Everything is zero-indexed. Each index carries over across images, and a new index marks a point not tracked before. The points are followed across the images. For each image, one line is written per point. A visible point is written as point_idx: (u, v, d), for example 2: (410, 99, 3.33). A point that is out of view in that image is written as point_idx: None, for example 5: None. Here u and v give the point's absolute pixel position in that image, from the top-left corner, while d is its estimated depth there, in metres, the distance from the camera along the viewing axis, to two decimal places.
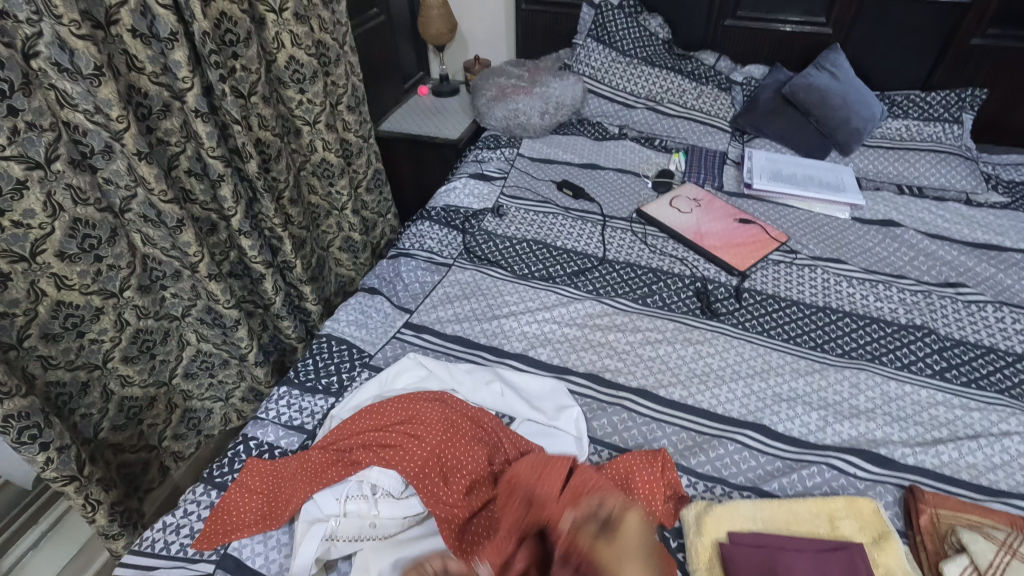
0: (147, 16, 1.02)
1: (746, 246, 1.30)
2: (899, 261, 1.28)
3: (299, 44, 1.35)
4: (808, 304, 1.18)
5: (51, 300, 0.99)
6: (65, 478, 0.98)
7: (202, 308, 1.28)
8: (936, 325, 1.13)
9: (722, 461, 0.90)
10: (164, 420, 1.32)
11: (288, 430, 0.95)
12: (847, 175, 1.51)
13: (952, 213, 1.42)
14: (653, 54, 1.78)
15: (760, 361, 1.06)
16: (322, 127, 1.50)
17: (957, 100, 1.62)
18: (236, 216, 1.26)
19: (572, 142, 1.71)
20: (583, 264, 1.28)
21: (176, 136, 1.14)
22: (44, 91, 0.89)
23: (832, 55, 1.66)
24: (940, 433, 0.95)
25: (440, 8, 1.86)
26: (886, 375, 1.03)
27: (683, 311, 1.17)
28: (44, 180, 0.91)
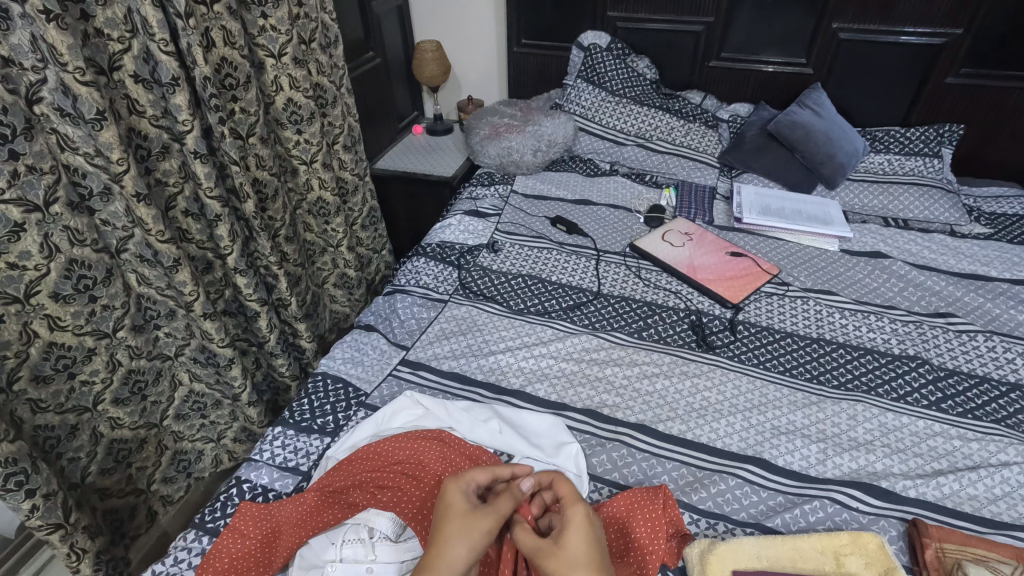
0: (150, 62, 1.05)
1: (737, 279, 1.32)
2: (889, 291, 1.30)
3: (297, 87, 1.39)
4: (802, 336, 1.19)
5: (43, 342, 0.98)
6: (51, 526, 0.94)
7: (196, 347, 1.28)
8: (928, 355, 1.14)
9: (723, 497, 0.89)
10: (154, 462, 1.29)
11: (282, 471, 0.93)
12: (834, 209, 1.55)
13: (938, 244, 1.45)
14: (641, 93, 1.83)
15: (756, 395, 1.06)
16: (318, 166, 1.52)
17: (936, 136, 1.68)
18: (231, 254, 1.26)
19: (565, 178, 1.74)
20: (578, 298, 1.29)
21: (175, 177, 1.16)
22: (46, 135, 0.91)
23: (814, 94, 1.72)
24: (940, 464, 0.94)
25: (435, 51, 1.92)
26: (882, 406, 1.04)
27: (679, 344, 1.18)
28: (42, 222, 0.92)
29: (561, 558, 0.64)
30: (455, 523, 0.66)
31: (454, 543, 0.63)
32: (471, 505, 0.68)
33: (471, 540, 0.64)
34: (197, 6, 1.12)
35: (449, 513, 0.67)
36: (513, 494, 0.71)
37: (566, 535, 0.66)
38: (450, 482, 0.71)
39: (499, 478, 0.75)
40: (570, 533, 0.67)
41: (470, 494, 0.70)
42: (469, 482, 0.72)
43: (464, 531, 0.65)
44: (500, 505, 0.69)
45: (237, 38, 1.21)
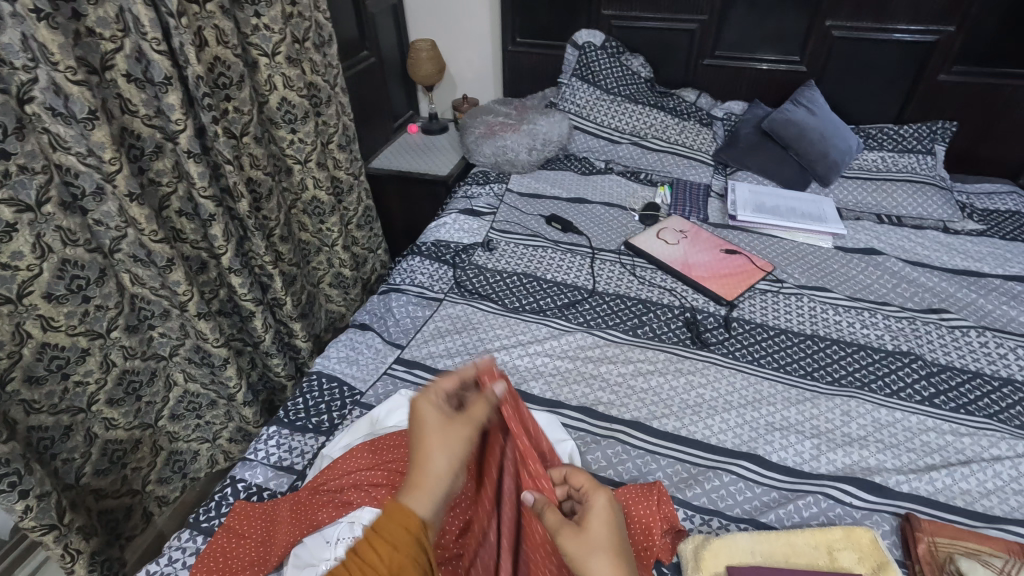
0: (142, 61, 1.05)
1: (732, 277, 1.32)
2: (883, 288, 1.31)
3: (291, 86, 1.39)
4: (796, 332, 1.19)
5: (36, 343, 0.98)
6: (44, 527, 0.93)
7: (190, 347, 1.27)
8: (921, 351, 1.14)
9: (718, 493, 0.89)
10: (149, 463, 1.29)
11: (277, 470, 0.93)
12: (828, 206, 1.55)
13: (931, 241, 1.46)
14: (636, 92, 1.83)
15: (751, 392, 1.06)
16: (313, 165, 1.52)
17: (929, 133, 1.69)
18: (225, 254, 1.26)
19: (560, 176, 1.74)
20: (573, 296, 1.29)
21: (168, 176, 1.16)
22: (38, 134, 0.91)
23: (808, 92, 1.72)
24: (933, 459, 0.95)
25: (429, 50, 1.91)
26: (876, 402, 1.04)
27: (674, 341, 1.18)
28: (34, 222, 0.92)
29: (585, 541, 0.61)
30: (437, 438, 0.64)
31: (437, 454, 0.62)
32: (448, 416, 0.67)
33: (451, 452, 0.63)
34: (190, 5, 1.11)
35: (425, 433, 0.64)
36: (486, 402, 0.70)
37: (588, 518, 0.64)
38: (419, 396, 0.67)
39: (469, 382, 0.74)
40: (592, 519, 0.64)
41: (445, 405, 0.68)
42: (438, 394, 0.69)
43: (440, 448, 0.63)
44: (473, 413, 0.68)
45: (230, 37, 1.21)
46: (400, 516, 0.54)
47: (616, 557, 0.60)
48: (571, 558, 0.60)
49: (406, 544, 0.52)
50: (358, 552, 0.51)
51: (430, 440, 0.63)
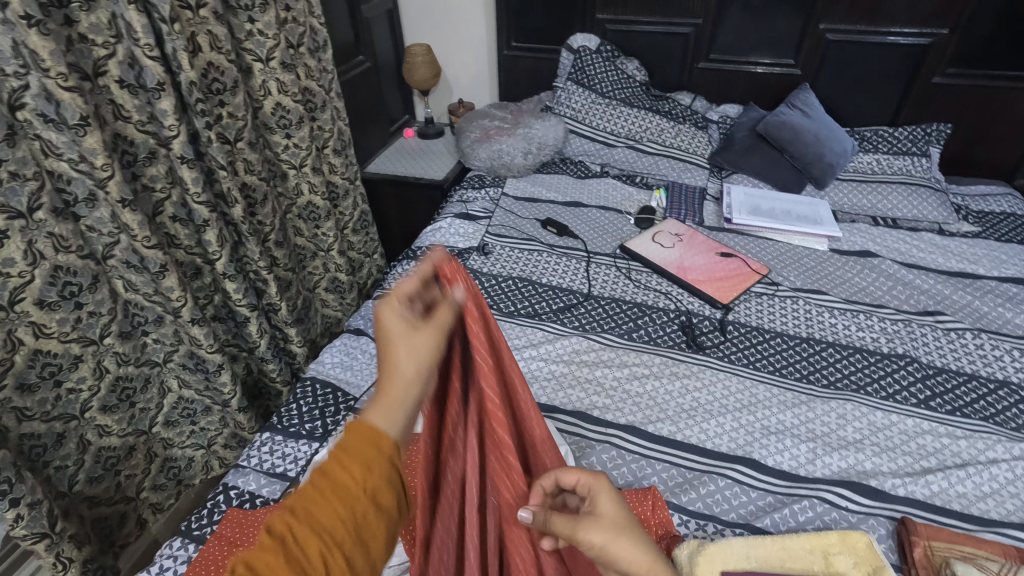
0: (135, 67, 1.05)
1: (728, 280, 1.32)
2: (878, 290, 1.31)
3: (285, 92, 1.39)
4: (792, 336, 1.19)
5: (28, 350, 0.97)
6: (36, 536, 0.92)
7: (184, 353, 1.27)
8: (917, 353, 1.14)
9: (713, 497, 0.89)
10: (142, 470, 1.28)
11: (270, 477, 0.93)
12: (823, 208, 1.55)
13: (926, 243, 1.46)
14: (631, 95, 1.84)
15: (746, 395, 1.06)
16: (308, 170, 1.52)
17: (923, 135, 1.69)
18: (220, 260, 1.26)
19: (556, 180, 1.74)
20: (568, 300, 1.29)
21: (162, 182, 1.16)
22: (29, 141, 0.90)
23: (803, 95, 1.73)
24: (928, 462, 0.95)
25: (425, 54, 1.92)
26: (872, 405, 1.04)
27: (669, 345, 1.18)
28: (25, 229, 0.91)
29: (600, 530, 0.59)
30: (405, 347, 0.60)
31: (403, 360, 0.59)
32: (412, 324, 0.62)
33: (422, 361, 0.60)
34: (182, 11, 1.11)
35: (388, 336, 0.61)
36: (451, 306, 0.65)
37: (597, 505, 0.61)
38: (382, 301, 0.62)
39: (429, 280, 0.69)
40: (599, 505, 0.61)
41: (410, 315, 0.63)
42: (399, 297, 0.65)
43: (403, 354, 0.59)
44: (438, 319, 0.64)
45: (224, 43, 1.20)
46: (365, 436, 0.52)
47: (635, 534, 0.59)
48: (597, 550, 0.58)
49: (375, 462, 0.51)
50: (315, 478, 0.49)
51: (398, 349, 0.60)
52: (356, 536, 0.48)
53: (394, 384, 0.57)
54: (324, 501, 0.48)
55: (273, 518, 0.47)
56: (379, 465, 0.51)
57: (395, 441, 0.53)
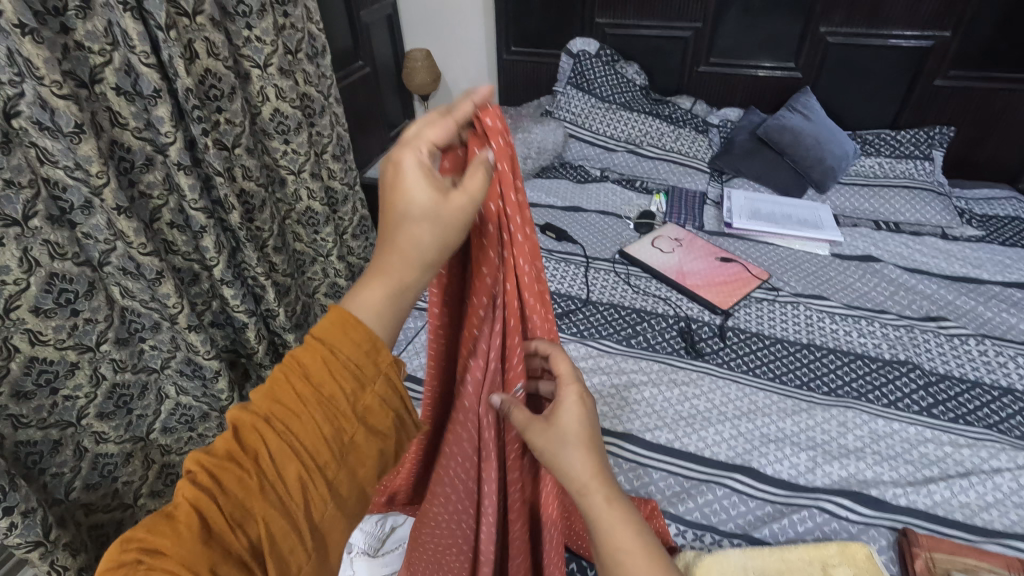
0: (131, 75, 1.05)
1: (727, 285, 1.31)
2: (880, 295, 1.29)
3: (284, 98, 1.39)
4: (792, 342, 1.17)
5: (24, 357, 0.97)
6: (30, 544, 0.92)
7: (181, 359, 1.27)
8: (920, 360, 1.12)
9: (710, 508, 0.88)
10: (141, 476, 1.28)
11: None
12: (824, 213, 1.54)
13: (930, 247, 1.44)
14: (631, 99, 1.83)
15: (745, 403, 1.05)
16: (306, 176, 1.51)
17: (926, 138, 1.68)
18: (217, 266, 1.26)
19: (555, 184, 1.73)
20: (566, 306, 1.28)
21: (159, 189, 1.16)
22: (25, 149, 0.90)
23: (803, 98, 1.71)
24: (931, 471, 0.93)
25: (424, 59, 1.92)
26: (873, 412, 1.02)
27: (667, 351, 1.17)
28: (21, 236, 0.91)
29: (551, 434, 0.58)
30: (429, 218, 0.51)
31: (415, 231, 0.51)
32: (437, 188, 0.50)
33: (442, 237, 0.51)
34: (179, 18, 1.12)
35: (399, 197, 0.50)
36: (483, 168, 0.52)
37: (560, 413, 0.60)
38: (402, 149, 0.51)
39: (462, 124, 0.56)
40: (563, 412, 0.60)
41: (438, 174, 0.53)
42: (422, 146, 0.52)
43: (426, 221, 0.51)
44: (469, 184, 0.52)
45: (221, 49, 1.21)
46: (343, 323, 0.48)
47: (586, 446, 0.58)
48: (542, 453, 0.58)
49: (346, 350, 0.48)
50: (285, 372, 0.47)
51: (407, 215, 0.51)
52: (334, 455, 0.46)
53: (400, 256, 0.50)
54: (294, 397, 0.46)
55: (243, 413, 0.47)
56: (355, 363, 0.48)
57: (376, 337, 0.49)
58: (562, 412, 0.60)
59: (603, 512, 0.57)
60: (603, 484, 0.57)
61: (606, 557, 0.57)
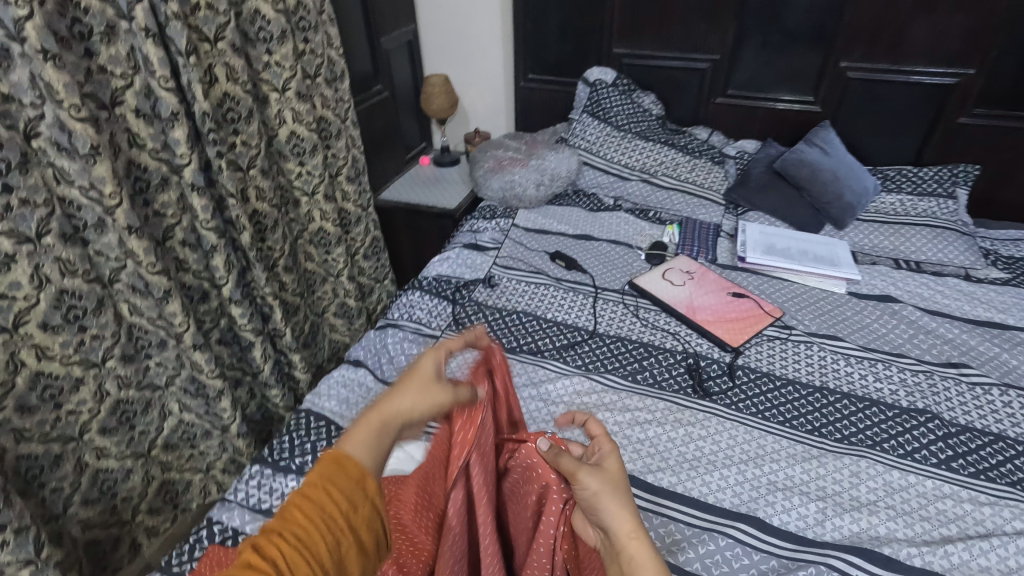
0: (151, 97, 1.07)
1: (737, 322, 1.28)
2: (898, 338, 1.25)
3: (300, 121, 1.41)
4: (804, 384, 1.14)
5: (30, 371, 0.98)
6: (20, 562, 0.91)
7: (186, 377, 1.27)
8: (939, 409, 1.08)
9: (712, 558, 0.84)
10: (140, 493, 1.28)
11: (255, 514, 0.91)
12: (842, 250, 1.50)
13: (952, 288, 1.39)
14: (647, 129, 1.82)
15: (753, 447, 1.01)
16: (320, 198, 1.53)
17: (950, 176, 1.64)
18: (226, 285, 1.27)
19: (567, 212, 1.72)
20: (572, 337, 1.26)
21: (173, 209, 1.17)
22: (42, 168, 0.93)
23: (822, 132, 1.69)
24: (948, 530, 0.88)
25: (442, 84, 1.94)
26: (887, 463, 0.98)
27: (674, 389, 1.13)
28: (33, 253, 0.93)
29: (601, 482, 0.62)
30: (414, 389, 0.66)
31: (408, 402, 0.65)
32: (438, 377, 0.68)
33: (424, 407, 0.66)
34: (200, 44, 1.14)
35: (414, 375, 0.67)
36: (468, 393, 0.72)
37: (603, 461, 0.65)
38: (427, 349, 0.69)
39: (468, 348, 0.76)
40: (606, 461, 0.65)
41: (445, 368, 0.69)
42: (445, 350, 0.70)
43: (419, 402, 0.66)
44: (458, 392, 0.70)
45: (240, 74, 1.23)
46: (341, 463, 0.58)
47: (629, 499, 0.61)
48: (590, 493, 0.61)
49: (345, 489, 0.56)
50: (296, 501, 0.55)
51: (407, 388, 0.66)
52: (335, 559, 0.54)
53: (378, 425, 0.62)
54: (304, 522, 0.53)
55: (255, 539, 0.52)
56: (355, 495, 0.57)
57: (366, 472, 0.59)
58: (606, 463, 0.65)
59: (641, 564, 0.56)
60: (644, 544, 0.57)
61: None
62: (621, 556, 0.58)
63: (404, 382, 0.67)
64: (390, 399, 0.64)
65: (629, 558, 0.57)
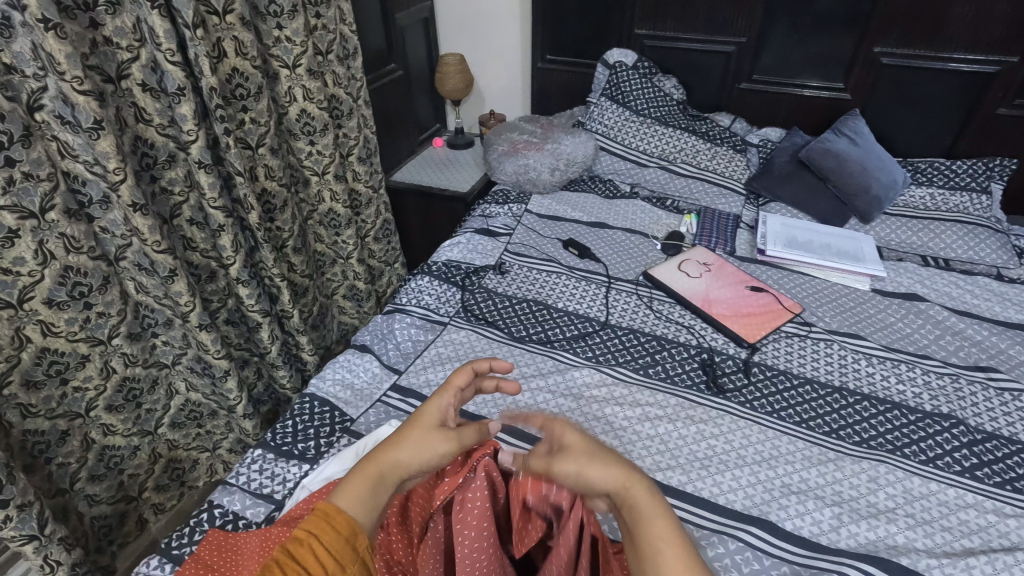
0: (158, 72, 1.05)
1: (755, 317, 1.23)
2: (924, 338, 1.20)
3: (311, 99, 1.38)
4: (823, 384, 1.10)
5: (35, 347, 0.97)
6: (25, 537, 0.92)
7: (192, 357, 1.26)
8: (965, 415, 1.03)
9: (721, 562, 0.81)
10: (147, 470, 1.28)
11: (256, 498, 0.90)
12: (867, 245, 1.44)
13: (983, 288, 1.33)
14: (667, 114, 1.76)
15: (767, 447, 0.98)
16: (330, 178, 1.50)
17: (984, 169, 1.56)
18: (234, 265, 1.25)
19: (582, 199, 1.68)
20: (583, 328, 1.23)
21: (180, 186, 1.16)
22: (46, 142, 0.91)
23: (851, 121, 1.62)
24: (970, 541, 0.84)
25: (457, 64, 1.89)
26: (908, 470, 0.94)
27: (687, 385, 1.10)
28: (37, 229, 0.92)
29: (574, 459, 0.64)
30: (414, 437, 0.67)
31: (407, 451, 0.66)
32: (440, 422, 0.69)
33: (423, 455, 0.66)
34: (208, 16, 1.11)
35: (419, 420, 0.69)
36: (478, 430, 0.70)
37: (563, 438, 0.66)
38: (436, 392, 0.71)
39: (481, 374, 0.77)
40: (567, 438, 0.66)
41: (450, 412, 0.71)
42: (451, 395, 0.72)
43: (420, 450, 0.67)
44: (464, 433, 0.69)
45: (250, 49, 1.20)
46: (330, 515, 0.60)
47: (603, 458, 0.64)
48: (571, 475, 0.64)
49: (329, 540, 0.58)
50: (285, 551, 0.57)
51: (405, 438, 0.67)
52: None
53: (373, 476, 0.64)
54: None
55: None
56: (343, 552, 0.58)
57: (354, 528, 0.60)
58: (568, 437, 0.66)
59: (643, 507, 0.61)
60: (641, 484, 0.63)
61: (646, 554, 0.59)
62: (623, 507, 0.63)
63: (408, 428, 0.68)
64: (388, 450, 0.67)
65: (632, 503, 0.62)
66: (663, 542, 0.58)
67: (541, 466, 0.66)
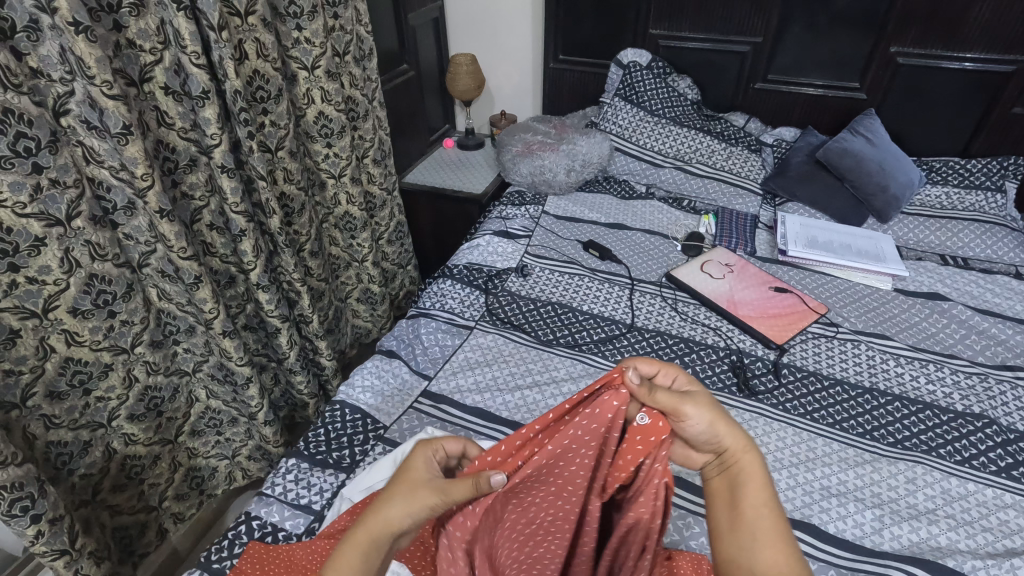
0: (181, 75, 1.03)
1: (781, 318, 1.24)
2: (949, 338, 1.21)
3: (329, 100, 1.36)
4: (853, 385, 1.10)
5: (59, 357, 0.95)
6: (55, 552, 0.90)
7: (213, 364, 1.24)
8: (996, 414, 1.04)
9: None
10: (167, 479, 1.26)
11: (294, 510, 0.88)
12: (887, 244, 1.45)
13: (1003, 286, 1.34)
14: (681, 114, 1.76)
15: (803, 449, 0.98)
16: (347, 180, 1.48)
17: (999, 168, 1.56)
18: (254, 269, 1.23)
19: (598, 200, 1.67)
20: (610, 331, 1.22)
21: (201, 190, 1.13)
22: (72, 147, 0.88)
23: (867, 121, 1.63)
24: (1012, 542, 0.85)
25: (469, 64, 1.88)
26: (945, 470, 0.95)
27: (719, 387, 1.10)
28: (63, 237, 0.89)
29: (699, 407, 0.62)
30: (403, 492, 0.59)
31: (392, 511, 0.58)
32: (428, 477, 0.61)
33: (412, 515, 0.58)
34: (231, 18, 1.09)
35: (405, 477, 0.61)
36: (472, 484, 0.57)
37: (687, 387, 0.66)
38: (418, 446, 0.64)
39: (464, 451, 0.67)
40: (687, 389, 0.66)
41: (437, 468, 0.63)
42: (435, 450, 0.65)
43: (407, 509, 0.58)
44: (454, 487, 0.58)
45: (271, 51, 1.18)
46: None
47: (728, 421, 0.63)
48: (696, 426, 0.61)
49: None
50: None
51: (392, 495, 0.59)
52: None
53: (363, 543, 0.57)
54: None
55: None
56: None
57: None
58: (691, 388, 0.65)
59: (749, 475, 0.60)
60: (750, 457, 0.62)
61: (746, 520, 0.57)
62: (726, 470, 0.62)
63: (394, 485, 0.60)
64: (375, 511, 0.59)
65: (738, 468, 0.62)
66: (763, 510, 0.58)
67: (666, 404, 0.61)
